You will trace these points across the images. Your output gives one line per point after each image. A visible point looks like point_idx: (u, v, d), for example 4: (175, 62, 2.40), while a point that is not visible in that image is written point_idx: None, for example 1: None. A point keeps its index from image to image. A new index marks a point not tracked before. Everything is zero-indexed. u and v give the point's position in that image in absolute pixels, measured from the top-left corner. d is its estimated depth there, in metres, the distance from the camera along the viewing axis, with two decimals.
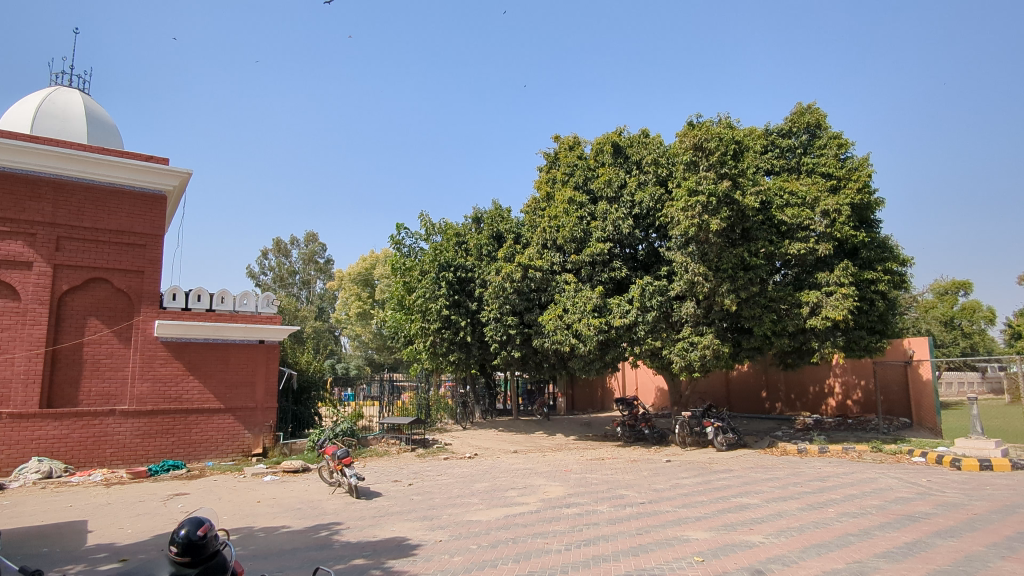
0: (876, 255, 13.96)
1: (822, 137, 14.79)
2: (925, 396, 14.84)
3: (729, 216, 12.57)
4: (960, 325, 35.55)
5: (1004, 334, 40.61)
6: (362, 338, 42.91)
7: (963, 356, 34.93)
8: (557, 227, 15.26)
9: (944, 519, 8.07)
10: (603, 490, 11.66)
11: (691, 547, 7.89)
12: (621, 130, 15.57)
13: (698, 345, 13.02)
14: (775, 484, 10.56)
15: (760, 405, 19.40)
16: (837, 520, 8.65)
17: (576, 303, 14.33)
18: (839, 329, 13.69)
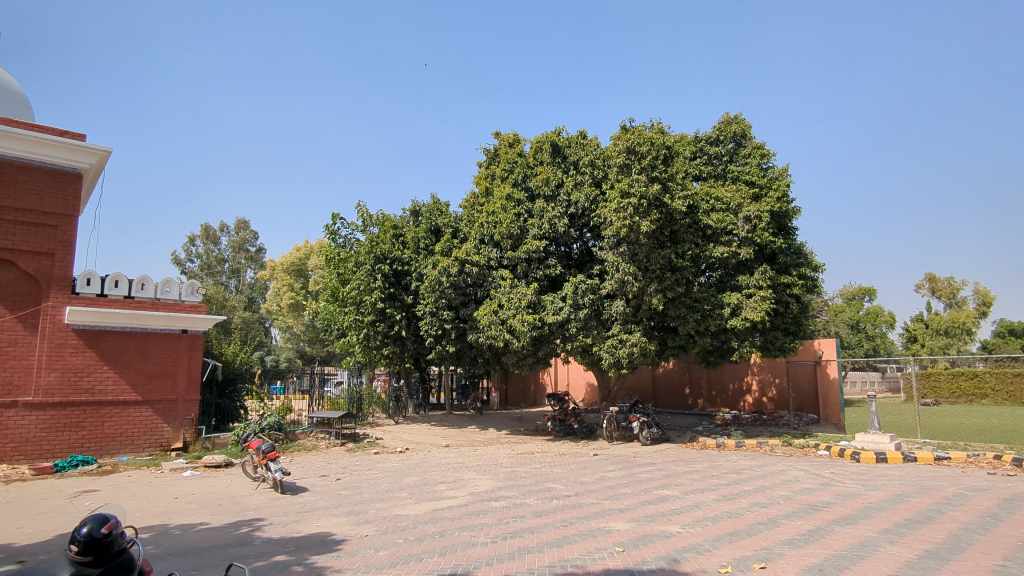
0: (792, 260, 14.81)
1: (746, 147, 15.64)
2: (832, 394, 15.88)
3: (659, 218, 13.00)
4: (863, 328, 38.38)
5: (902, 338, 44.07)
6: (294, 330, 41.74)
7: (866, 357, 37.69)
8: (495, 222, 15.33)
9: (843, 508, 8.67)
10: (532, 483, 11.86)
11: (613, 538, 8.15)
12: (560, 130, 15.81)
13: (626, 342, 13.43)
14: (693, 477, 11.05)
15: (683, 402, 20.17)
16: (748, 510, 9.14)
17: (511, 299, 14.44)
18: (757, 329, 14.43)
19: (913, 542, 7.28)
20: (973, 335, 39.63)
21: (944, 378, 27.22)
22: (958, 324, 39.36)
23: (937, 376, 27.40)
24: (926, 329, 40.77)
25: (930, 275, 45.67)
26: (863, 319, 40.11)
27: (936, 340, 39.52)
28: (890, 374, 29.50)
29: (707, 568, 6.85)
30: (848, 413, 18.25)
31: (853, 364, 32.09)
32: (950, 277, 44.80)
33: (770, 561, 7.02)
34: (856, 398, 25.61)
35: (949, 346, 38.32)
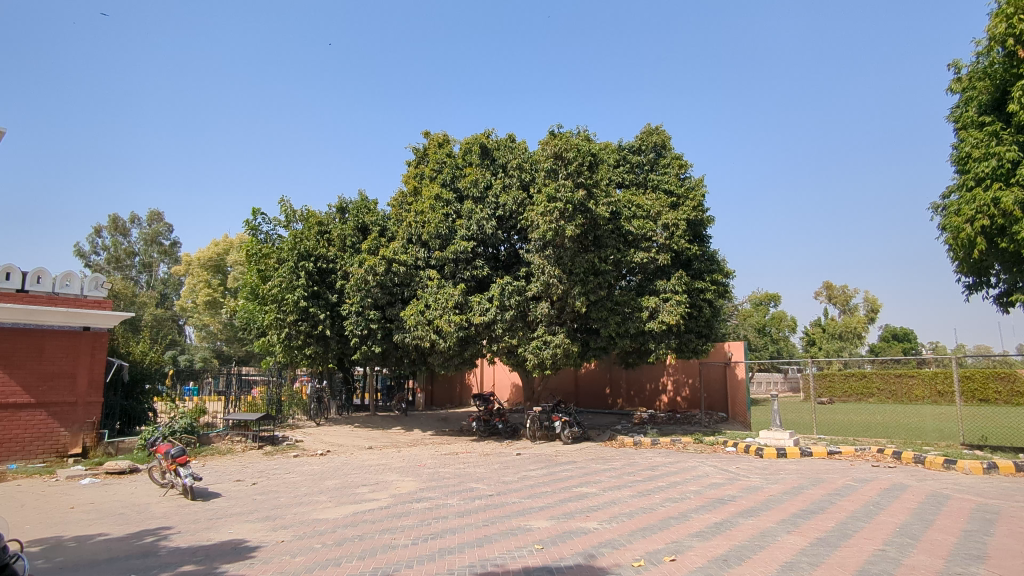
0: (706, 266, 15.60)
1: (666, 157, 16.39)
2: (740, 394, 16.83)
3: (583, 223, 13.37)
4: (770, 332, 40.99)
5: (803, 341, 47.33)
6: (210, 329, 39.81)
7: (771, 359, 40.24)
8: (423, 222, 15.24)
9: (747, 501, 9.25)
10: (455, 483, 11.90)
11: (532, 536, 8.32)
12: (489, 132, 15.95)
13: (550, 344, 13.72)
14: (611, 474, 11.44)
15: (604, 401, 20.80)
16: (661, 505, 9.56)
17: (438, 299, 14.40)
18: (673, 332, 15.09)
19: (807, 531, 7.87)
20: (862, 338, 43.21)
21: (837, 378, 29.45)
22: (850, 329, 42.84)
23: (831, 377, 29.60)
24: (823, 333, 43.99)
25: (827, 283, 49.27)
26: (768, 323, 42.79)
27: (831, 343, 42.76)
28: (791, 375, 31.64)
29: (621, 562, 7.13)
30: (753, 411, 19.41)
31: (760, 365, 34.16)
32: (845, 286, 48.47)
33: (679, 553, 7.39)
34: (761, 397, 27.27)
35: (842, 349, 41.62)
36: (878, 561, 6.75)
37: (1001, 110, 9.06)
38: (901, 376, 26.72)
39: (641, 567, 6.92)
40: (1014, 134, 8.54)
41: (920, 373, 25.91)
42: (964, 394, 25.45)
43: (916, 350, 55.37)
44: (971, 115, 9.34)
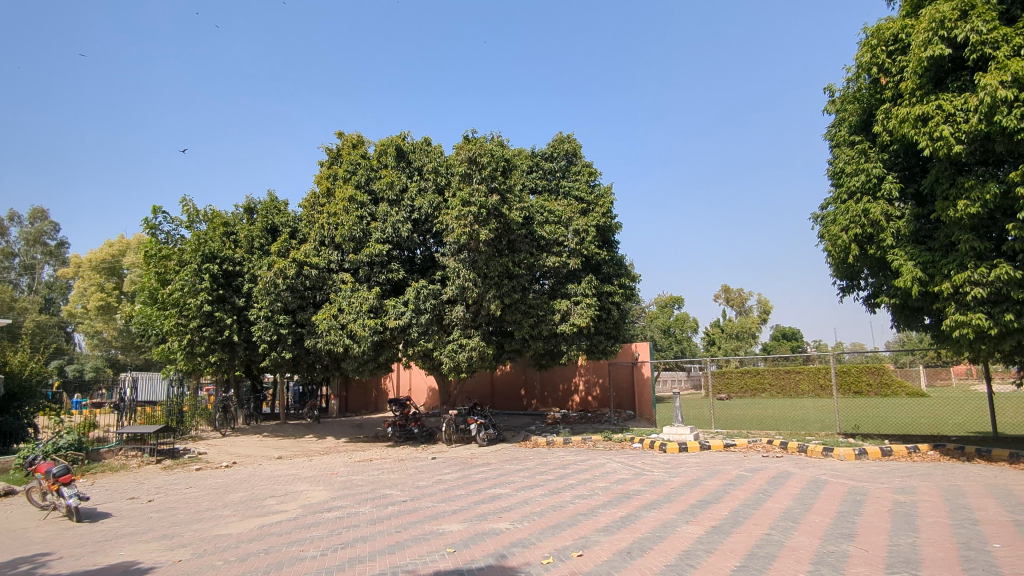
0: (614, 271, 16.26)
1: (576, 164, 16.93)
2: (646, 391, 17.63)
3: (497, 228, 13.55)
4: (674, 332, 43.19)
5: (705, 340, 50.13)
6: (103, 335, 36.88)
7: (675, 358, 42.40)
8: (336, 224, 14.85)
9: (650, 495, 9.70)
10: (367, 490, 11.69)
11: (444, 540, 8.33)
12: (405, 135, 15.80)
13: (466, 347, 13.79)
14: (524, 474, 11.64)
15: (519, 402, 21.09)
16: (571, 502, 9.85)
17: (351, 303, 14.10)
18: (584, 334, 15.56)
19: (703, 520, 8.37)
20: (756, 337, 46.36)
21: (733, 375, 31.17)
22: (746, 329, 45.89)
23: (729, 375, 31.40)
24: (722, 333, 46.83)
25: (725, 286, 52.44)
26: (672, 324, 44.99)
27: (730, 342, 45.56)
28: (694, 372, 33.46)
29: (531, 560, 7.29)
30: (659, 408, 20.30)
31: (665, 364, 35.80)
32: (740, 288, 51.68)
33: (586, 548, 7.64)
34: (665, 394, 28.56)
35: (739, 347, 44.50)
36: (765, 544, 7.28)
37: (868, 131, 10.03)
38: (789, 372, 28.84)
39: (549, 564, 7.10)
40: (879, 153, 9.46)
41: (805, 369, 28.06)
42: (842, 387, 27.83)
43: (804, 348, 59.95)
44: (844, 134, 10.29)
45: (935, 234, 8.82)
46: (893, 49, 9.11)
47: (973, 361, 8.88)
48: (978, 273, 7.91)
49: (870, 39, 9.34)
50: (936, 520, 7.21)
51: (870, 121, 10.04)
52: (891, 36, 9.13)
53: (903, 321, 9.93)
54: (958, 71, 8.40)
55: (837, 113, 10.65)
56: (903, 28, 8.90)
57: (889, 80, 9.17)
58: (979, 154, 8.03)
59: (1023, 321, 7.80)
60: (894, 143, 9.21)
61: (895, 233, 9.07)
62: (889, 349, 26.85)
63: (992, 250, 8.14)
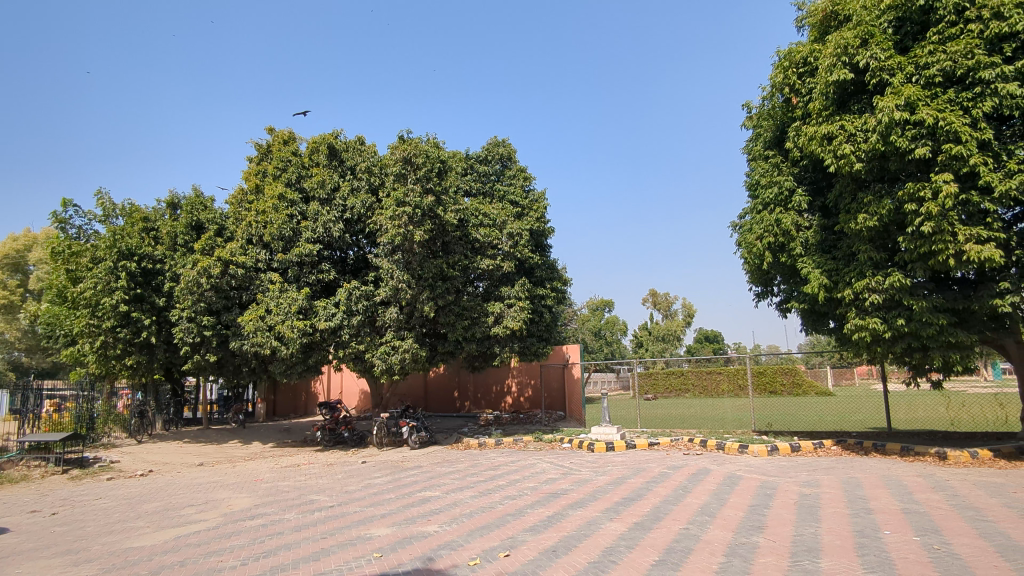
0: (547, 274, 16.60)
1: (511, 169, 17.20)
2: (577, 392, 17.99)
3: (431, 229, 13.50)
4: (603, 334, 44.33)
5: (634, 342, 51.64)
6: (4, 337, 34.27)
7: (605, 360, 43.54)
8: (265, 222, 14.39)
9: (577, 494, 9.92)
10: (293, 497, 11.38)
11: (371, 545, 8.23)
12: (338, 133, 15.51)
13: (399, 349, 13.65)
14: (455, 476, 11.65)
15: (452, 405, 21.06)
16: (500, 503, 9.94)
17: (280, 303, 13.71)
18: (517, 336, 15.72)
19: (626, 517, 8.64)
20: (681, 340, 48.18)
21: (659, 376, 32.19)
22: (672, 332, 47.67)
23: (655, 376, 32.41)
24: (649, 335, 48.41)
25: (652, 290, 54.20)
26: (602, 326, 46.15)
27: (657, 345, 47.18)
28: (622, 374, 34.44)
29: (458, 562, 7.31)
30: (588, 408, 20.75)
31: (595, 366, 36.68)
32: (666, 293, 53.48)
33: (513, 549, 7.74)
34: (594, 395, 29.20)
35: (666, 349, 46.18)
36: (683, 539, 7.59)
37: (781, 146, 10.67)
38: (711, 373, 30.15)
39: (476, 566, 7.14)
40: (791, 167, 10.08)
41: (726, 370, 29.39)
42: (759, 387, 29.29)
43: (727, 350, 62.80)
44: (759, 148, 10.91)
45: (839, 244, 9.47)
46: (803, 71, 9.75)
47: (872, 363, 9.58)
48: (875, 280, 8.51)
49: (783, 60, 9.96)
50: (835, 510, 7.74)
51: (782, 137, 10.70)
52: (801, 59, 9.75)
53: (810, 325, 10.59)
54: (859, 94, 9.05)
55: (753, 128, 11.25)
56: (811, 52, 9.53)
57: (800, 100, 9.78)
58: (876, 171, 8.68)
59: (913, 326, 8.46)
60: (804, 158, 9.83)
61: (804, 242, 9.68)
62: (801, 351, 28.55)
63: (887, 260, 8.80)
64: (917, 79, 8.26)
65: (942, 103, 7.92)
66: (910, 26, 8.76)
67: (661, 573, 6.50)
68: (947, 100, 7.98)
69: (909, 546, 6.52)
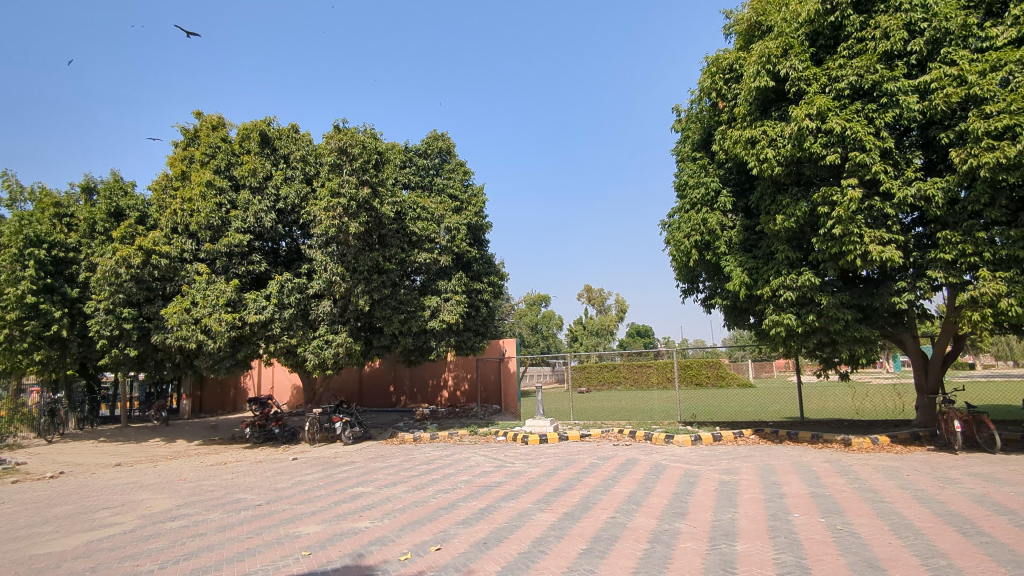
0: (484, 269, 16.73)
1: (450, 163, 17.21)
2: (512, 386, 18.21)
3: (367, 221, 13.27)
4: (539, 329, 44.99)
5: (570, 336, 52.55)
6: None
7: (539, 354, 44.18)
8: (191, 211, 13.75)
9: (510, 486, 10.05)
10: (219, 496, 10.99)
11: (299, 543, 8.06)
12: (271, 120, 15.00)
13: (332, 343, 13.39)
14: (388, 471, 11.55)
15: (388, 399, 20.85)
16: (433, 497, 9.94)
17: (206, 295, 13.15)
18: (453, 330, 15.73)
19: (557, 508, 8.83)
20: (615, 334, 49.46)
21: (592, 369, 32.96)
22: (605, 326, 48.86)
23: (588, 369, 33.10)
24: (583, 329, 49.41)
25: (587, 286, 55.37)
26: (539, 321, 46.79)
27: (591, 339, 48.25)
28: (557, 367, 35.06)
29: (388, 558, 7.26)
30: (523, 401, 21.05)
31: (531, 359, 37.14)
32: (600, 289, 54.77)
33: (444, 542, 7.76)
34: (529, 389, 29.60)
35: (599, 343, 47.28)
36: (610, 527, 7.82)
37: (707, 149, 11.13)
38: (641, 366, 31.11)
39: (406, 560, 7.12)
40: (716, 169, 10.54)
41: (655, 364, 30.39)
42: (685, 379, 30.46)
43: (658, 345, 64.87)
44: (688, 150, 11.35)
45: (759, 243, 9.98)
46: (729, 78, 10.18)
47: (787, 356, 10.17)
48: (790, 279, 9.04)
49: (710, 66, 10.37)
50: (752, 495, 8.18)
51: (709, 140, 11.17)
52: (728, 66, 10.18)
53: (732, 321, 11.10)
54: (779, 102, 9.53)
55: (682, 131, 11.69)
56: (737, 60, 9.96)
57: (726, 105, 10.21)
58: (793, 176, 9.19)
59: (822, 322, 9.05)
60: (728, 161, 10.29)
61: (728, 241, 10.15)
62: (725, 345, 29.92)
63: (802, 259, 9.33)
64: (830, 90, 8.77)
65: (851, 113, 8.43)
66: (823, 40, 9.32)
67: (588, 561, 6.68)
68: (855, 111, 8.51)
69: (815, 527, 6.98)
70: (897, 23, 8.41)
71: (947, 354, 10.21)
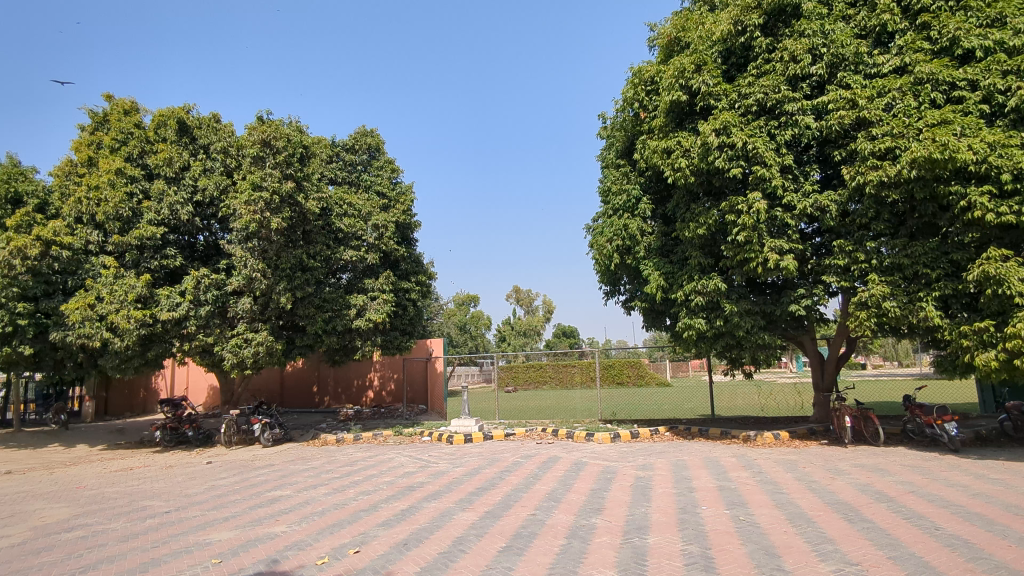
0: (412, 268, 16.61)
1: (379, 159, 16.97)
2: (439, 386, 18.19)
3: (290, 216, 12.90)
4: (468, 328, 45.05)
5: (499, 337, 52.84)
6: None
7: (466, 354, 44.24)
8: (97, 200, 12.90)
9: (433, 485, 10.04)
10: (123, 503, 10.38)
11: (210, 551, 7.75)
12: (189, 107, 14.28)
13: (252, 342, 12.90)
14: (309, 473, 11.27)
15: (310, 400, 20.32)
16: (354, 499, 9.79)
17: (114, 290, 12.36)
18: (379, 329, 15.50)
19: (478, 506, 8.91)
20: (542, 334, 50.23)
21: (519, 369, 33.37)
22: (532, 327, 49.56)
23: (515, 369, 33.48)
24: (511, 330, 49.93)
25: (516, 287, 55.96)
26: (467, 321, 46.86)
27: (519, 340, 48.77)
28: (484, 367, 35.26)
29: (304, 563, 7.10)
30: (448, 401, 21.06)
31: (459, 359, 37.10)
32: (528, 290, 55.50)
33: (363, 545, 7.67)
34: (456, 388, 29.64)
35: (526, 343, 47.88)
36: (529, 524, 7.97)
37: (630, 157, 11.55)
38: (566, 366, 31.75)
39: (323, 565, 6.99)
40: (637, 177, 10.93)
41: (579, 363, 31.14)
42: (608, 378, 31.34)
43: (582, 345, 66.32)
44: (612, 158, 11.73)
45: (676, 249, 10.42)
46: (650, 90, 10.58)
47: (700, 357, 10.68)
48: (701, 283, 9.50)
49: (634, 78, 10.73)
50: (664, 490, 8.55)
51: (632, 149, 11.59)
52: (649, 78, 10.58)
53: (651, 323, 11.50)
54: (695, 115, 9.99)
55: (607, 138, 12.00)
56: (658, 73, 10.36)
57: (647, 116, 10.60)
58: (706, 186, 9.67)
59: (730, 325, 9.56)
60: (649, 170, 10.70)
61: (647, 246, 10.56)
62: (645, 346, 31.07)
63: (713, 265, 9.83)
64: (738, 106, 9.27)
65: (755, 129, 8.97)
66: (735, 59, 9.93)
67: (506, 559, 6.78)
68: (760, 127, 9.05)
69: (720, 518, 7.38)
70: (801, 47, 9.00)
71: (840, 354, 11.03)
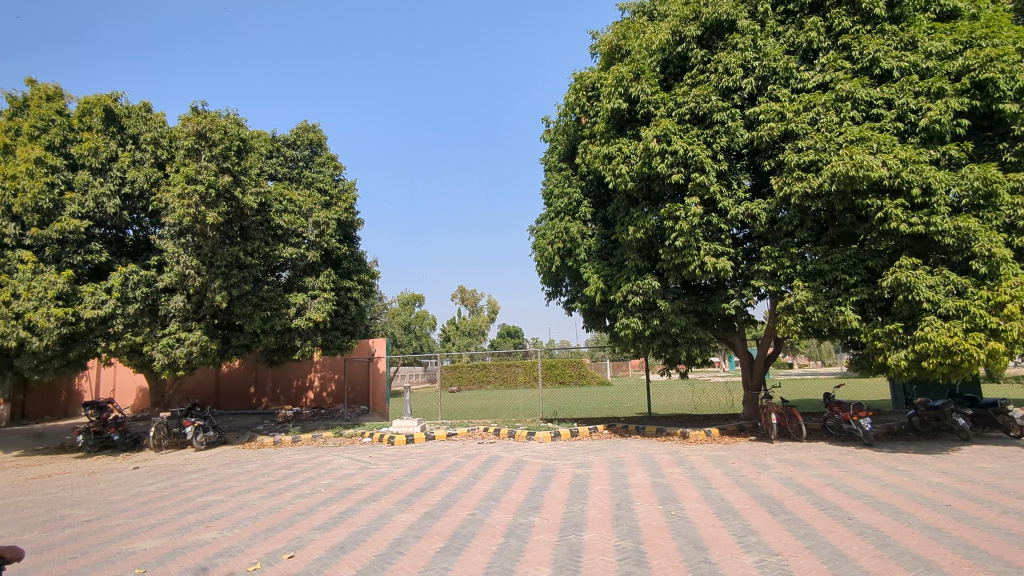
0: (354, 267, 16.34)
1: (321, 156, 16.63)
2: (381, 386, 17.98)
3: (227, 211, 12.48)
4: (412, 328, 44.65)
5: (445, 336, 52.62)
6: None
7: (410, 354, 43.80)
8: (14, 190, 12.12)
9: (372, 487, 9.92)
10: (40, 513, 9.79)
11: (133, 560, 7.41)
12: (118, 95, 13.62)
13: (184, 341, 12.39)
14: (244, 477, 10.93)
15: (247, 401, 19.72)
16: (290, 503, 9.56)
17: (31, 287, 11.64)
18: (319, 329, 15.16)
19: (418, 507, 8.87)
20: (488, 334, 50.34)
21: (463, 369, 33.38)
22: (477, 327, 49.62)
23: (459, 369, 33.46)
24: (456, 330, 49.84)
25: (462, 287, 55.91)
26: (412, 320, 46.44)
27: (464, 339, 48.73)
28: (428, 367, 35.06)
29: (235, 569, 6.90)
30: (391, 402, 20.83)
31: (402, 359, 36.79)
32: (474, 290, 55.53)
33: (298, 549, 7.51)
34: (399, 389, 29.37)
35: (470, 343, 47.89)
36: (468, 524, 7.98)
37: (571, 160, 11.74)
38: (510, 366, 31.96)
39: (255, 571, 6.81)
40: (578, 180, 11.11)
41: (522, 363, 31.41)
42: (550, 378, 31.71)
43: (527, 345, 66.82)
44: (554, 161, 11.88)
45: (615, 252, 10.65)
46: (591, 96, 10.77)
47: (638, 357, 10.94)
48: (638, 284, 9.75)
49: (575, 83, 10.90)
50: (601, 487, 8.72)
51: (574, 153, 11.79)
52: (590, 84, 10.78)
53: (591, 324, 11.70)
54: (634, 122, 10.23)
55: (550, 141, 12.15)
56: (598, 79, 10.57)
57: (588, 120, 10.79)
58: (644, 191, 9.92)
59: (666, 325, 9.84)
60: (589, 174, 10.90)
61: (587, 249, 10.75)
62: (587, 346, 31.64)
63: (650, 268, 10.11)
64: (674, 114, 9.54)
65: (691, 137, 9.25)
66: (672, 68, 10.24)
67: (444, 559, 6.78)
68: (695, 135, 9.35)
69: (653, 514, 7.58)
70: (734, 60, 9.37)
71: (768, 354, 11.54)
